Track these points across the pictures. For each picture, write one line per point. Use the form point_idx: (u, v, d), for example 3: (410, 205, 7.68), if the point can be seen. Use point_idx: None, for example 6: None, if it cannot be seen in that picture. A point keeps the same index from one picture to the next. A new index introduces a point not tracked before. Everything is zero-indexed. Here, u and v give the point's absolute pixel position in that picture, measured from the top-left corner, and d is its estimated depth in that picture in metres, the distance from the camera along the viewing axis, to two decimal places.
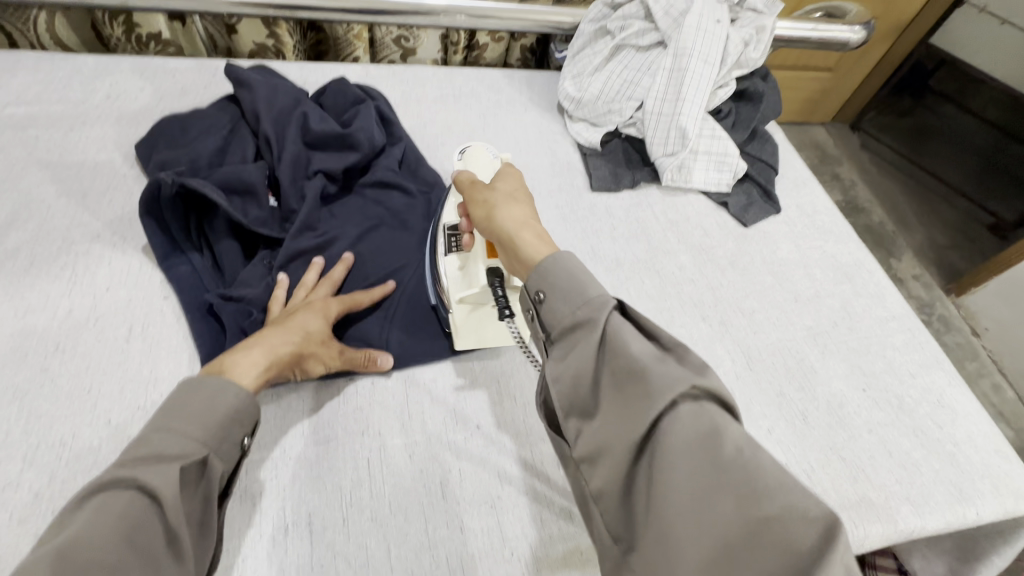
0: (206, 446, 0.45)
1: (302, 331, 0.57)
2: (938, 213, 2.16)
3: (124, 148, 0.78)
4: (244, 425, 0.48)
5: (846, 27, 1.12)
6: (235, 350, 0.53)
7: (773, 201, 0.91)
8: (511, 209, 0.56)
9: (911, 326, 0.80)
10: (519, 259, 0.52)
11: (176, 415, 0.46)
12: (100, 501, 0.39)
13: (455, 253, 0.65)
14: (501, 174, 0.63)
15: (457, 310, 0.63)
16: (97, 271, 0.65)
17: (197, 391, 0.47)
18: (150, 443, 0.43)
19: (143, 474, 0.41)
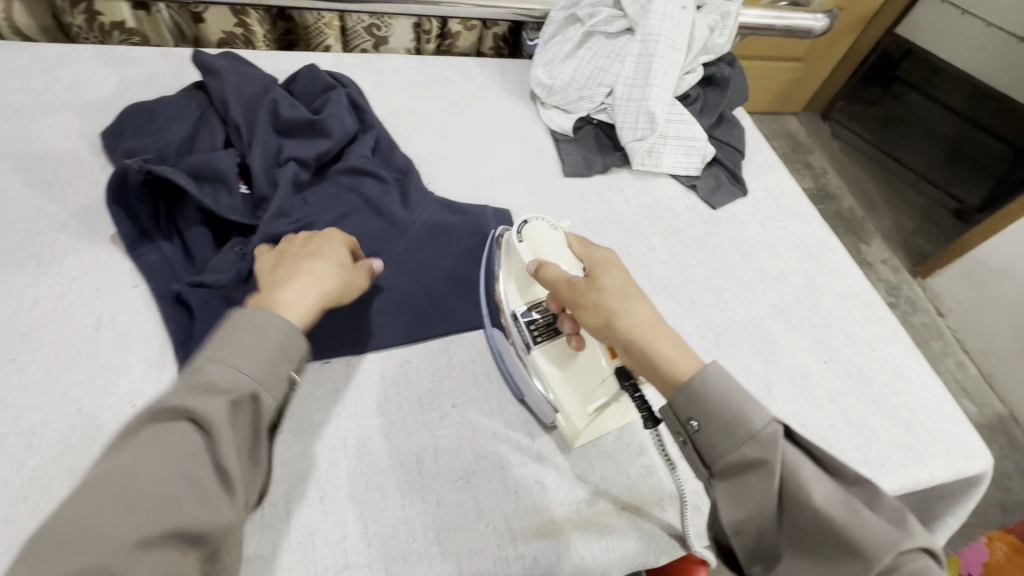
0: (256, 383, 0.47)
1: (334, 268, 0.59)
2: (904, 198, 2.23)
3: (89, 137, 0.77)
4: (291, 361, 0.50)
5: (809, 15, 1.15)
6: (269, 288, 0.55)
7: (739, 184, 0.94)
8: (636, 311, 0.52)
9: (871, 301, 0.83)
10: (658, 369, 0.50)
11: (227, 347, 0.47)
12: (159, 430, 0.43)
13: (551, 347, 0.61)
14: (598, 262, 0.58)
15: (586, 420, 0.58)
16: (65, 261, 0.64)
17: (247, 327, 0.49)
18: (205, 374, 0.46)
19: (191, 406, 0.44)
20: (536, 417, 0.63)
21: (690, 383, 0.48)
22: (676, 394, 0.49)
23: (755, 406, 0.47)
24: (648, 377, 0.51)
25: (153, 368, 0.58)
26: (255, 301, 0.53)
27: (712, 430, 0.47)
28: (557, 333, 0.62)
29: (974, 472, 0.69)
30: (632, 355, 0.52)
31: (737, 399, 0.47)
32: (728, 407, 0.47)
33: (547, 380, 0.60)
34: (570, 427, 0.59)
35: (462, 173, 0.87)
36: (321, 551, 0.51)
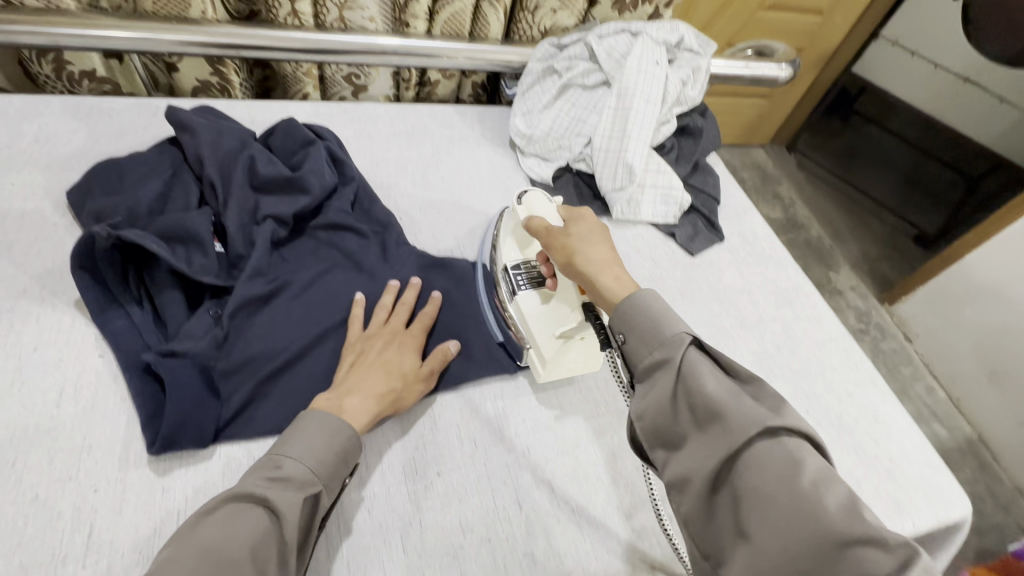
0: (321, 481, 0.51)
1: (399, 373, 0.62)
2: (867, 228, 2.32)
3: (55, 195, 0.74)
4: (349, 464, 0.54)
5: (774, 65, 1.20)
6: (345, 392, 0.58)
7: (716, 230, 0.96)
8: (589, 252, 0.62)
9: (847, 346, 0.85)
10: (597, 285, 0.59)
11: (298, 445, 0.52)
12: (232, 511, 0.46)
13: (537, 294, 0.68)
14: (571, 219, 0.67)
15: (552, 344, 0.65)
16: (24, 330, 0.61)
17: (318, 426, 0.53)
18: (280, 467, 0.50)
19: (275, 496, 0.48)
20: (523, 366, 0.71)
21: (625, 305, 0.55)
22: (613, 313, 0.55)
23: (669, 320, 0.52)
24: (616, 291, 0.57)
25: (119, 446, 0.55)
26: (321, 399, 0.58)
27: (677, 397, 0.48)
28: (541, 284, 0.69)
29: (955, 520, 0.70)
30: (588, 288, 0.60)
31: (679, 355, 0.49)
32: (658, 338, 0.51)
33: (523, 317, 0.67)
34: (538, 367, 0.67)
35: (443, 224, 0.87)
36: None
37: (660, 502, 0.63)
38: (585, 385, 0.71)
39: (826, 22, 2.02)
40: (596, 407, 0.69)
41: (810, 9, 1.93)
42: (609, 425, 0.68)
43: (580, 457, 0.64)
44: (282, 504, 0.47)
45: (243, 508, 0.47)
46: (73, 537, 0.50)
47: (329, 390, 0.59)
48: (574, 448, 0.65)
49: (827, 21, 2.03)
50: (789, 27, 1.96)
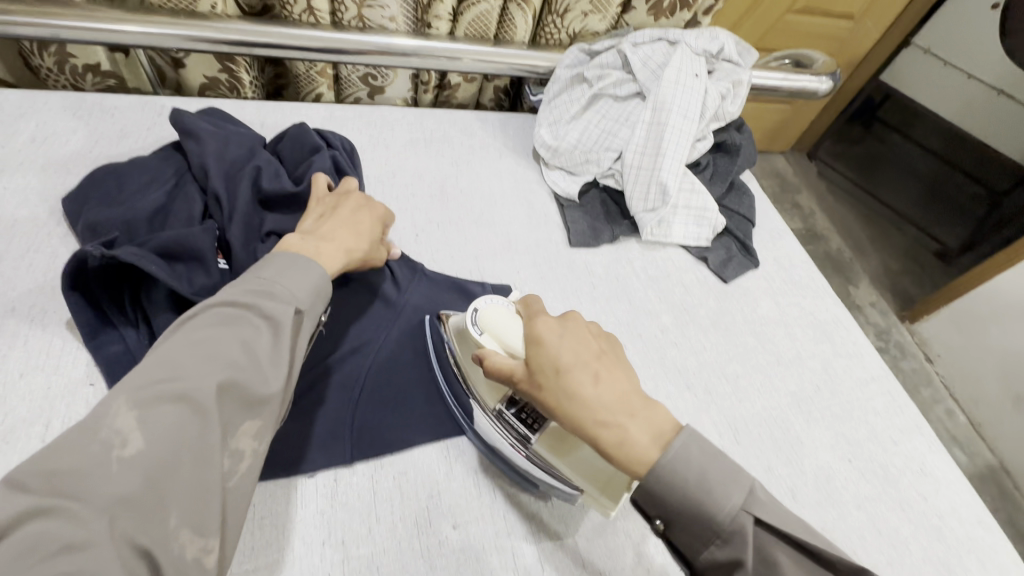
0: (306, 305, 0.52)
1: (368, 235, 0.65)
2: (891, 242, 2.24)
3: (50, 201, 0.69)
4: (327, 302, 0.55)
5: (813, 77, 1.14)
6: (317, 241, 0.59)
7: (751, 255, 0.90)
8: (592, 390, 0.51)
9: (890, 387, 0.79)
10: (622, 454, 0.48)
11: (278, 271, 0.53)
12: (225, 314, 0.48)
13: (546, 437, 0.56)
14: (550, 361, 0.52)
15: (580, 480, 0.54)
16: (10, 353, 0.56)
17: (293, 261, 0.54)
18: (263, 287, 0.51)
19: (263, 306, 0.49)
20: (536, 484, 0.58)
21: (665, 475, 0.46)
22: (638, 495, 0.48)
23: (719, 491, 0.45)
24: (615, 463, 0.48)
25: None
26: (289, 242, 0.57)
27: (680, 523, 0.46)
28: (506, 403, 0.58)
29: None
30: (596, 441, 0.49)
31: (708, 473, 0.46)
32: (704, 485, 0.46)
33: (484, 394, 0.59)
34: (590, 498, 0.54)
35: (461, 241, 0.81)
36: None
37: None
38: None
39: (857, 27, 1.92)
40: None
41: (843, 15, 1.84)
42: None
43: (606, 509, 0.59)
44: (270, 315, 0.49)
45: (237, 313, 0.48)
46: None
47: (304, 235, 0.60)
48: None
49: (860, 28, 1.94)
50: (820, 34, 1.87)
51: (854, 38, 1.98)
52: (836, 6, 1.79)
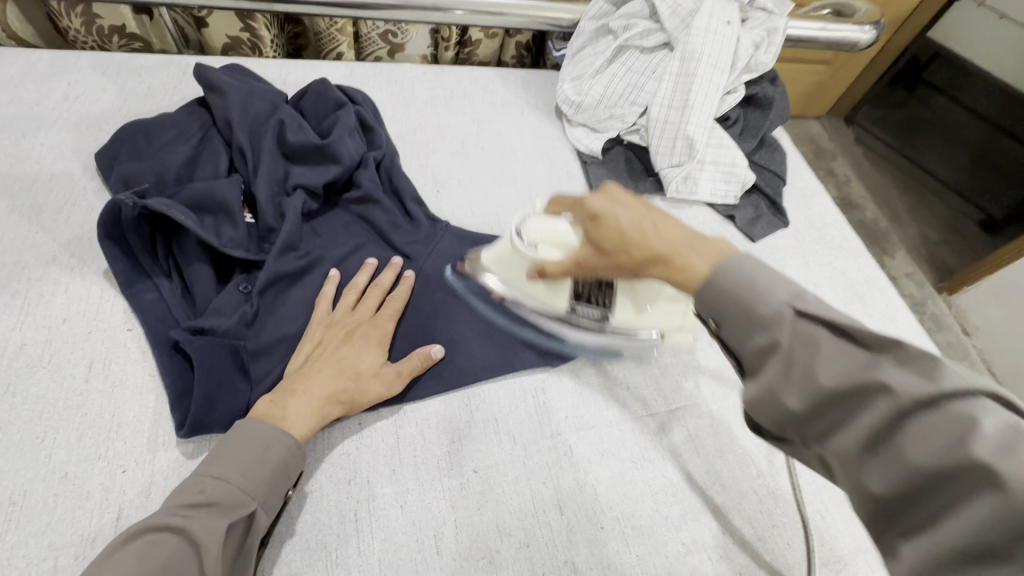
0: (254, 500, 0.46)
1: (354, 372, 0.56)
2: (931, 210, 2.14)
3: (84, 157, 0.71)
4: (290, 478, 0.49)
5: (856, 28, 1.07)
6: (288, 393, 0.53)
7: (780, 213, 0.87)
8: (625, 214, 0.45)
9: (923, 348, 0.77)
10: (678, 279, 0.41)
11: (224, 461, 0.47)
12: (146, 542, 0.41)
13: (622, 296, 0.60)
14: (620, 224, 0.45)
15: (651, 312, 0.61)
16: (53, 299, 0.59)
17: (251, 440, 0.48)
18: (202, 492, 0.45)
19: (195, 525, 0.43)
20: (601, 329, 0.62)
21: (711, 278, 0.39)
22: (697, 303, 0.40)
23: (771, 287, 0.37)
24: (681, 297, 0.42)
25: (147, 426, 0.53)
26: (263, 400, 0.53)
27: (725, 308, 0.38)
28: (575, 299, 0.60)
29: None
30: (663, 271, 0.42)
31: (765, 279, 0.37)
32: (752, 289, 0.37)
33: (506, 284, 0.63)
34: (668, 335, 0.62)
35: (481, 198, 0.81)
36: None
37: (712, 512, 0.58)
38: (634, 384, 0.65)
39: None
40: (644, 406, 0.64)
41: None
42: (656, 427, 0.63)
43: (625, 460, 0.59)
44: (200, 532, 0.42)
45: (159, 542, 0.41)
46: (101, 519, 0.48)
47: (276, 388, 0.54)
48: (617, 447, 0.60)
49: None
50: None
51: None
52: None
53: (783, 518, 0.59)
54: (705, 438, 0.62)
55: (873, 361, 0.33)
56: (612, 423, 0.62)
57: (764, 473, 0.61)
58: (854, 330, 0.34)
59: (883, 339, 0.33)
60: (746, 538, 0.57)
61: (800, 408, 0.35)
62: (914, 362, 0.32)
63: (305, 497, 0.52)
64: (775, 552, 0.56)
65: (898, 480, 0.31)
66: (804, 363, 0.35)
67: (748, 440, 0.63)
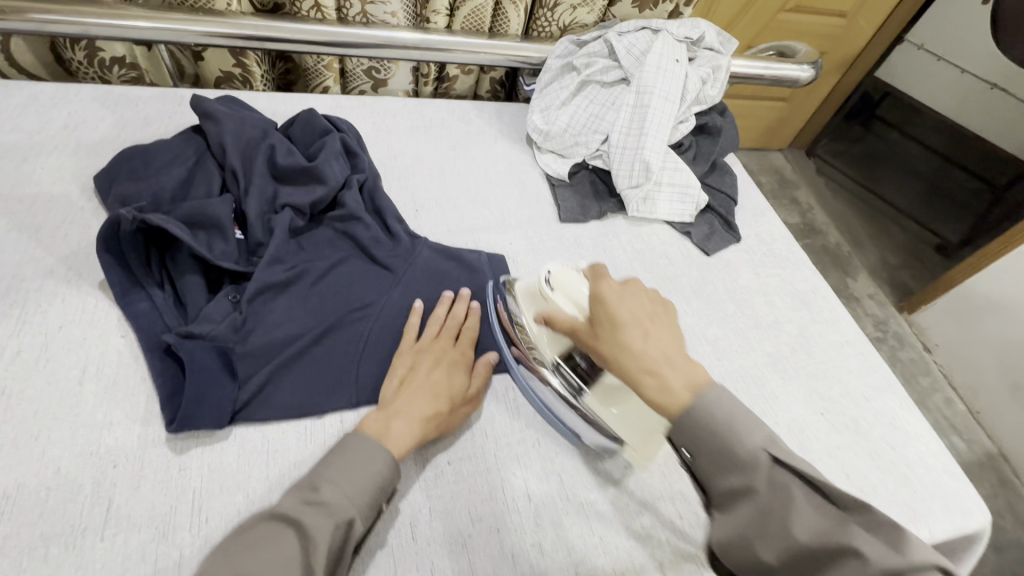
0: (356, 508, 0.49)
1: (448, 396, 0.61)
2: (888, 235, 2.27)
3: (83, 179, 0.76)
4: (386, 492, 0.52)
5: (796, 66, 1.19)
6: (392, 414, 0.57)
7: (733, 230, 0.95)
8: (628, 309, 0.56)
9: (864, 349, 0.84)
10: (659, 398, 0.50)
11: (337, 467, 0.51)
12: (256, 529, 0.44)
13: (597, 389, 0.64)
14: (608, 316, 0.55)
15: (612, 409, 0.63)
16: (50, 309, 0.63)
17: (361, 452, 0.52)
18: (316, 491, 0.48)
19: (307, 519, 0.46)
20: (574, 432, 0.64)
21: (690, 413, 0.48)
22: (675, 425, 0.49)
23: (748, 425, 0.47)
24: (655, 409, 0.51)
25: (138, 424, 0.56)
26: (366, 421, 0.56)
27: (702, 450, 0.47)
28: (563, 359, 0.66)
29: (974, 529, 0.68)
30: (647, 384, 0.51)
31: (742, 421, 0.48)
32: (731, 424, 0.47)
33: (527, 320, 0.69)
34: (630, 451, 0.63)
35: (457, 217, 0.87)
36: None
37: (670, 498, 0.62)
38: None
39: (849, 24, 1.97)
40: None
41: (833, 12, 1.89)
42: None
43: (589, 451, 0.64)
44: (313, 529, 0.45)
45: (278, 532, 0.44)
46: (92, 510, 0.51)
47: (378, 410, 0.58)
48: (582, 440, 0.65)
49: (852, 26, 1.99)
50: (813, 30, 1.92)
51: (846, 36, 2.02)
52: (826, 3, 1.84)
53: None
54: None
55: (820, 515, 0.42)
56: None
57: None
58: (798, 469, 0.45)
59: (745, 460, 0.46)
60: (702, 521, 0.61)
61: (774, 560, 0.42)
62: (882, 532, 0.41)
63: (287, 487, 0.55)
64: None
65: (784, 553, 0.42)
66: (769, 513, 0.43)
67: None
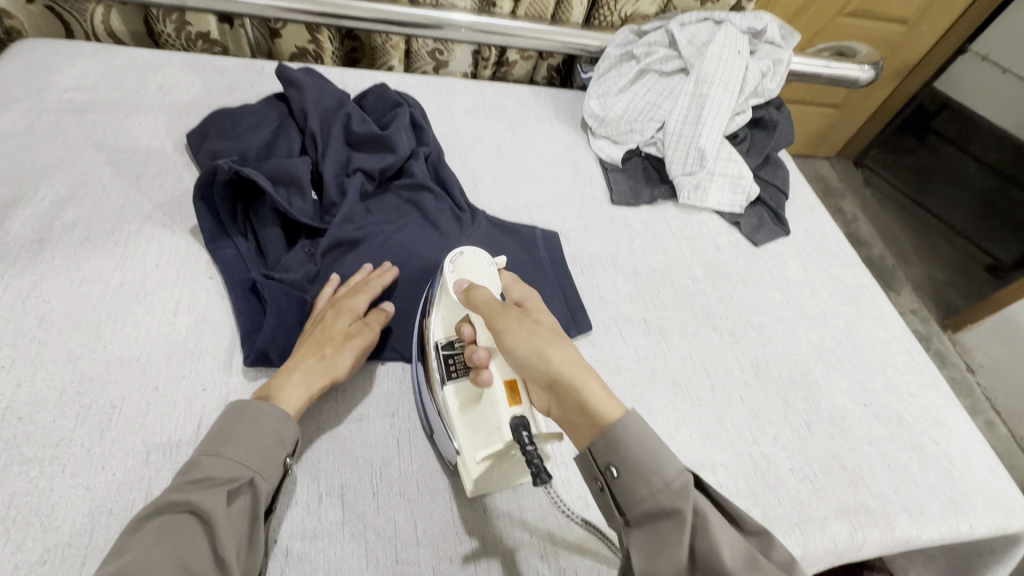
0: (253, 469, 0.49)
1: (329, 340, 0.60)
2: (936, 250, 2.21)
3: (175, 137, 0.83)
4: (286, 445, 0.52)
5: (856, 66, 1.18)
6: (273, 379, 0.58)
7: (782, 223, 0.96)
8: (521, 342, 0.51)
9: (911, 348, 0.84)
10: (594, 416, 0.47)
11: (220, 441, 0.50)
12: (158, 522, 0.45)
13: (458, 391, 0.56)
14: (543, 326, 0.53)
15: (473, 466, 0.54)
16: (148, 248, 0.69)
17: (244, 420, 0.52)
18: (200, 469, 0.48)
19: (198, 497, 0.46)
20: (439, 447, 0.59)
21: (616, 431, 0.46)
22: (597, 440, 0.47)
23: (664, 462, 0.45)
24: (564, 430, 0.51)
25: (225, 354, 0.62)
26: (257, 392, 0.57)
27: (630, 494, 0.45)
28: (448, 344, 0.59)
29: (1014, 530, 0.68)
30: (570, 399, 0.48)
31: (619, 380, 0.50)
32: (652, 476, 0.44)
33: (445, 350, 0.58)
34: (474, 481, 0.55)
35: (513, 194, 0.91)
36: (374, 544, 0.53)
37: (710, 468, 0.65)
38: (643, 356, 0.74)
39: (909, 32, 1.92)
40: (650, 375, 0.72)
41: (894, 19, 1.85)
42: (662, 395, 0.71)
43: None
44: (205, 504, 0.45)
45: (168, 521, 0.45)
46: (185, 425, 0.56)
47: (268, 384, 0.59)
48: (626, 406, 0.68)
49: (912, 33, 1.94)
50: (871, 36, 1.88)
51: (903, 45, 1.98)
52: (888, 9, 1.80)
53: (774, 479, 0.66)
54: (707, 406, 0.71)
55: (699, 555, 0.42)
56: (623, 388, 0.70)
57: (757, 440, 0.69)
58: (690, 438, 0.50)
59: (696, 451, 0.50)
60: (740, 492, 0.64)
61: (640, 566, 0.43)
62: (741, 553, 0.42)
63: (357, 421, 0.60)
64: (766, 505, 0.64)
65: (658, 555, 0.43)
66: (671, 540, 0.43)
67: (742, 412, 0.71)
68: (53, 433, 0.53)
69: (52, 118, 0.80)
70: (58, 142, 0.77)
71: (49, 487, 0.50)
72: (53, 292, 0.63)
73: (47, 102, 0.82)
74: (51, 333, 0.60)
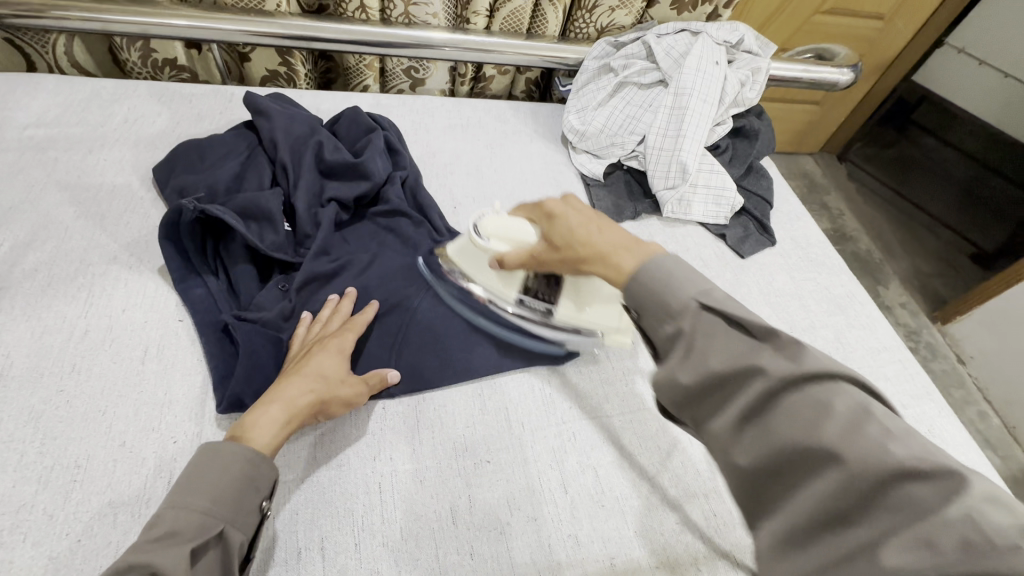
0: (224, 520, 0.47)
1: (321, 379, 0.58)
2: (922, 243, 2.21)
3: (142, 171, 0.80)
4: (260, 490, 0.50)
5: (835, 70, 1.18)
6: (249, 409, 0.55)
7: (768, 233, 0.94)
8: (576, 221, 0.56)
9: (902, 356, 0.83)
10: (613, 272, 0.50)
11: (187, 491, 0.48)
12: None
13: (564, 295, 0.68)
14: (565, 230, 0.57)
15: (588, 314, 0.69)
16: (114, 292, 0.66)
17: (209, 466, 0.49)
18: (164, 523, 0.45)
19: (166, 555, 0.43)
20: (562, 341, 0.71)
21: (653, 285, 0.45)
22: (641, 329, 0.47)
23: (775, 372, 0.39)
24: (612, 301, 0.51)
25: (196, 403, 0.60)
26: (231, 427, 0.54)
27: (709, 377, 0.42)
28: (523, 291, 0.69)
29: None
30: (600, 269, 0.52)
31: (731, 341, 0.41)
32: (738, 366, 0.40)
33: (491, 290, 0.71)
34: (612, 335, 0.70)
35: None
36: None
37: (705, 495, 0.63)
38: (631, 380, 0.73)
39: (887, 27, 1.93)
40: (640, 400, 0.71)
41: (871, 15, 1.85)
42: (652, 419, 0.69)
43: (623, 446, 0.65)
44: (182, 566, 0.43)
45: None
46: (155, 483, 0.54)
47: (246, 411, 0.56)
48: (617, 435, 0.66)
49: (891, 28, 1.94)
50: (850, 33, 1.88)
51: (883, 39, 1.98)
52: (864, 6, 1.81)
53: None
54: None
55: (837, 430, 0.35)
56: (613, 415, 0.68)
57: None
58: (829, 387, 0.37)
59: (856, 407, 0.36)
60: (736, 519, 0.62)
61: (750, 467, 0.38)
62: (897, 442, 0.34)
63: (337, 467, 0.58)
64: None
65: (762, 456, 0.38)
66: (767, 426, 0.38)
67: None
68: (13, 499, 0.51)
69: (11, 157, 0.77)
70: (17, 182, 0.75)
71: (7, 559, 0.48)
72: (13, 344, 0.60)
73: (6, 140, 0.79)
74: (10, 389, 0.57)
